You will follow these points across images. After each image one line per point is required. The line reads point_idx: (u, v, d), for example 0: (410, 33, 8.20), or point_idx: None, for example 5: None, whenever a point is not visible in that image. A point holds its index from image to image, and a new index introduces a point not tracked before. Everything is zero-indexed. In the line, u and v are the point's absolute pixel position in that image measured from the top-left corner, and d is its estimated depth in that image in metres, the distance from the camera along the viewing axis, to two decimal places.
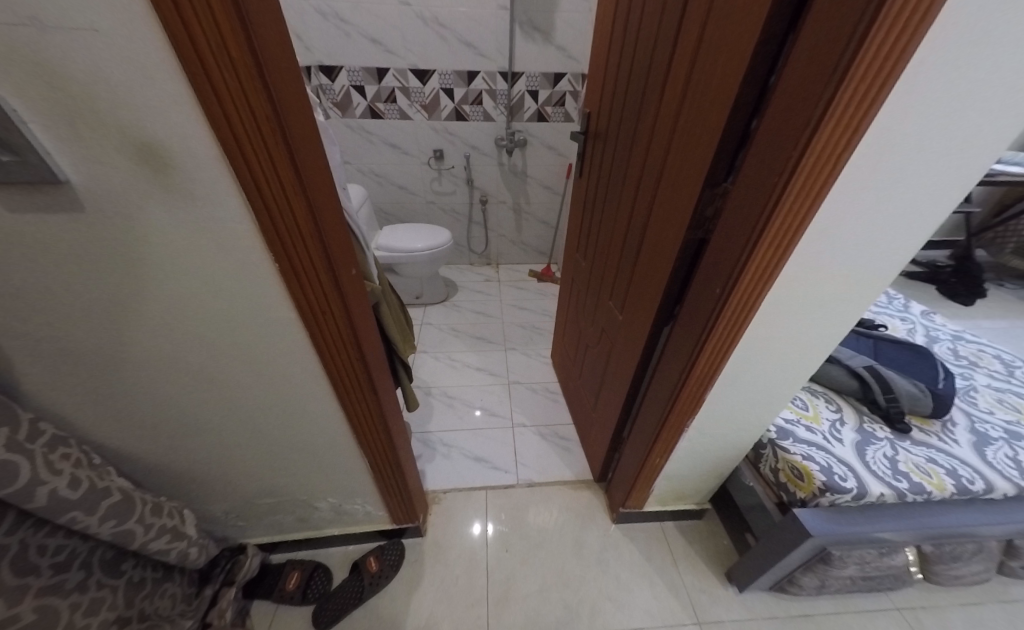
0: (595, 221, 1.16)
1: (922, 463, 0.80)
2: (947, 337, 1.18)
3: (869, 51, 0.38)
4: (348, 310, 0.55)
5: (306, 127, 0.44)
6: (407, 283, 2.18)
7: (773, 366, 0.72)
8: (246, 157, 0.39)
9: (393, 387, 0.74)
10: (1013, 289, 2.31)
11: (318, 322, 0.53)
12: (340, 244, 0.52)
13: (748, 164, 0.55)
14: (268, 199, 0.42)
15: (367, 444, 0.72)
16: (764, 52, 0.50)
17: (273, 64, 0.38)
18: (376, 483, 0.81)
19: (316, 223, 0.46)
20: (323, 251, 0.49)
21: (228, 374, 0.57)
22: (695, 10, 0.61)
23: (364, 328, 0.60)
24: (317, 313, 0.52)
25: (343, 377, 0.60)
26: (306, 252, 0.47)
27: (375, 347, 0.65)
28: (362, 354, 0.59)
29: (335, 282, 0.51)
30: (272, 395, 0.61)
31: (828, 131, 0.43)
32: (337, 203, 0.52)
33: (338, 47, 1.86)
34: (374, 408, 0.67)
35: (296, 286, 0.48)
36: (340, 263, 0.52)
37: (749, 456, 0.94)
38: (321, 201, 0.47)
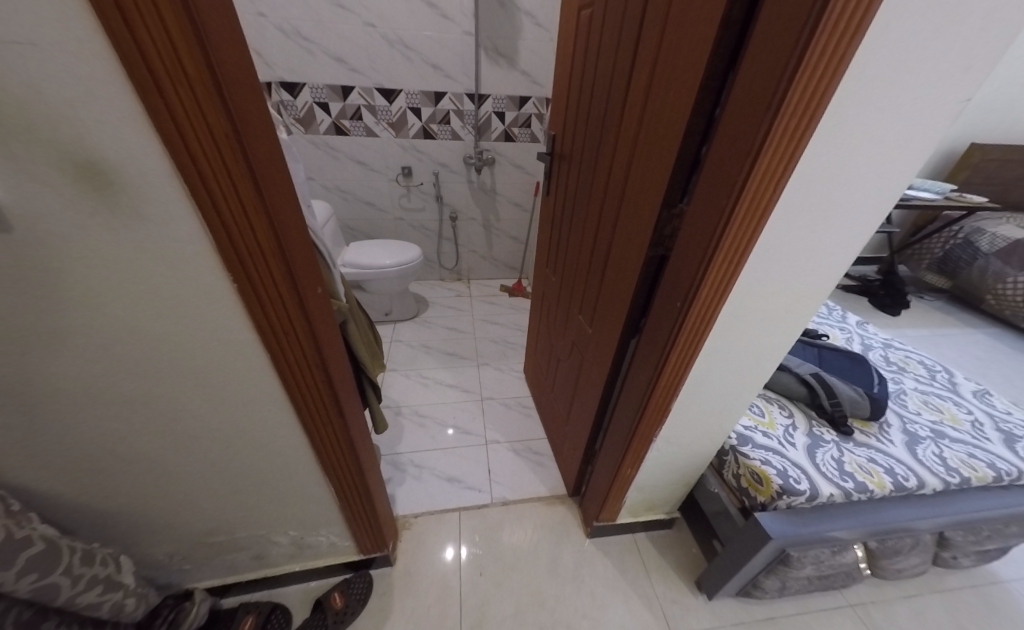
0: (563, 237, 1.19)
1: (864, 463, 0.86)
2: (879, 345, 1.30)
3: (797, 92, 0.43)
4: (313, 330, 0.52)
5: (272, 143, 0.44)
6: (375, 300, 2.13)
7: (732, 375, 0.76)
8: (204, 173, 0.37)
9: (361, 408, 0.71)
10: (932, 301, 2.59)
11: (282, 343, 0.51)
12: (306, 263, 0.50)
13: (699, 189, 0.60)
14: (226, 216, 0.40)
15: (332, 469, 0.68)
16: (708, 89, 0.55)
17: (238, 82, 0.38)
18: (343, 513, 0.77)
19: (281, 241, 0.45)
20: (287, 271, 0.47)
21: (180, 403, 0.53)
22: (647, 47, 0.67)
23: (331, 348, 0.58)
24: (279, 333, 0.50)
25: (308, 401, 0.57)
26: (269, 271, 0.45)
27: (342, 367, 0.62)
28: (328, 374, 0.57)
29: (300, 302, 0.50)
30: (226, 424, 0.57)
31: (767, 160, 0.48)
32: (302, 221, 0.51)
33: (301, 65, 1.84)
34: (340, 433, 0.64)
35: (256, 306, 0.46)
36: (306, 282, 0.50)
37: (713, 463, 0.98)
38: (286, 218, 0.46)
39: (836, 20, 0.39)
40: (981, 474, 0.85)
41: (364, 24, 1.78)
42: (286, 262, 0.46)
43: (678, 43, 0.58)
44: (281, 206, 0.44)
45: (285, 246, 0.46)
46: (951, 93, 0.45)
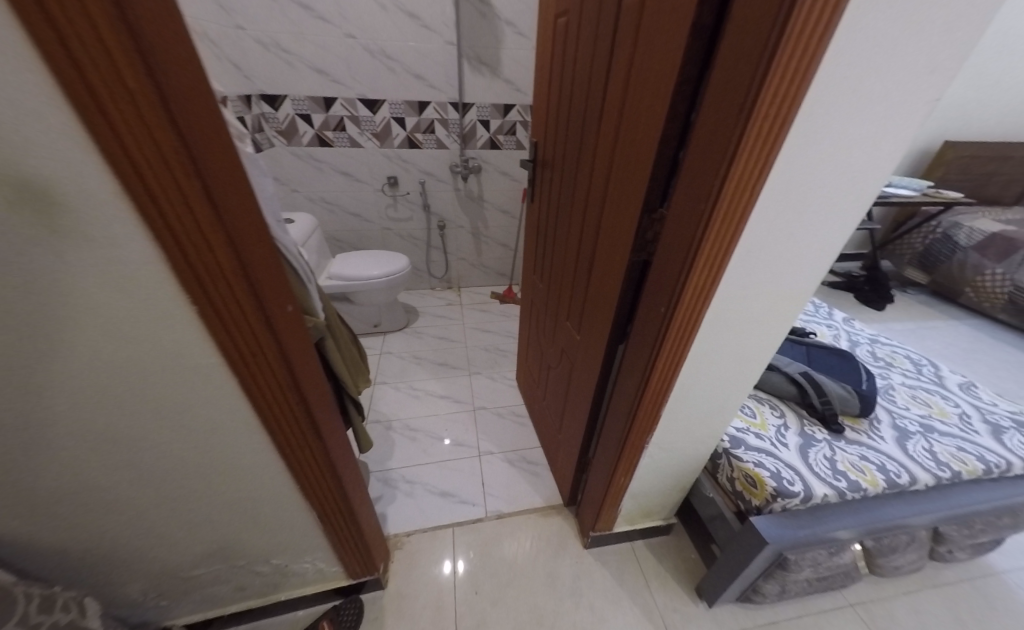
0: (548, 243, 1.18)
1: (856, 461, 0.86)
2: (866, 340, 1.31)
3: (767, 95, 0.43)
4: (284, 352, 0.50)
5: (233, 158, 0.42)
6: (363, 312, 2.10)
7: (720, 378, 0.76)
8: (153, 192, 0.35)
9: (342, 429, 0.69)
10: (915, 294, 2.64)
11: (250, 366, 0.49)
12: (275, 282, 0.48)
13: (678, 192, 0.59)
14: (181, 236, 0.38)
15: (313, 493, 0.65)
16: (682, 92, 0.54)
17: (191, 95, 0.36)
18: (327, 537, 0.74)
19: (244, 260, 0.43)
20: (252, 292, 0.45)
21: (146, 433, 0.50)
22: (621, 53, 0.67)
23: (305, 368, 0.56)
24: (246, 355, 0.48)
25: (282, 424, 0.55)
26: (231, 292, 0.43)
27: (320, 387, 0.60)
28: (303, 396, 0.55)
29: (267, 323, 0.47)
30: (197, 452, 0.54)
31: (742, 163, 0.47)
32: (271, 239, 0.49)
33: (282, 77, 1.82)
34: (319, 455, 0.62)
35: (221, 329, 0.44)
36: (274, 301, 0.48)
37: (707, 467, 0.97)
38: (252, 236, 0.44)
39: (804, 22, 0.38)
40: (971, 467, 0.85)
41: (345, 35, 1.78)
42: (250, 282, 0.44)
43: (651, 48, 0.58)
44: (244, 224, 0.42)
45: (249, 266, 0.44)
46: (922, 92, 0.45)
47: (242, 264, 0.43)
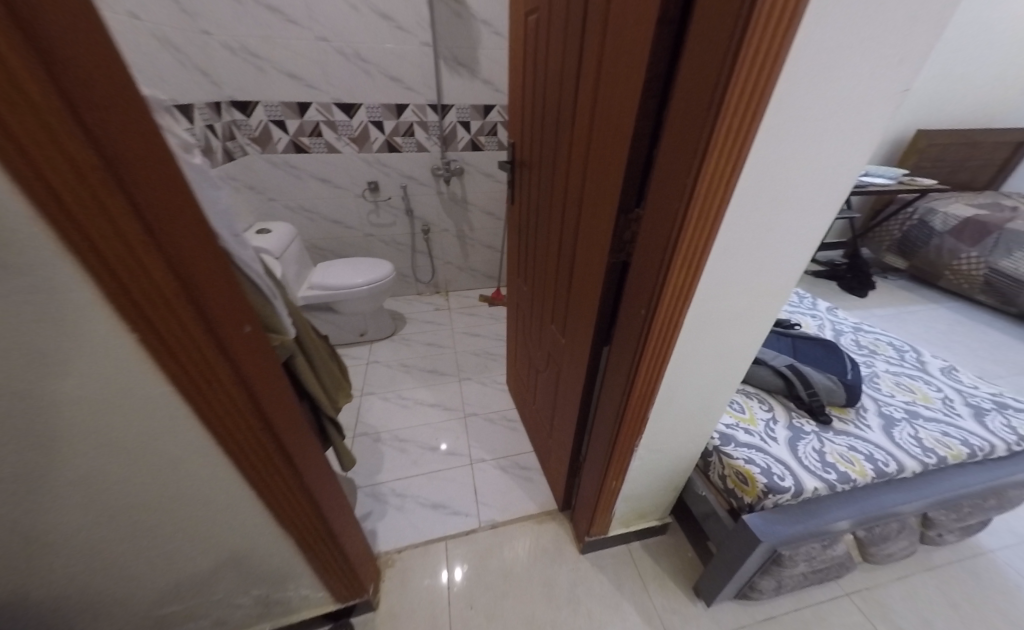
0: (530, 245, 1.16)
1: (845, 452, 0.86)
2: (850, 329, 1.32)
3: (735, 91, 0.42)
4: (243, 377, 0.48)
5: (173, 174, 0.39)
6: (348, 321, 2.05)
7: (704, 377, 0.75)
8: (72, 212, 0.32)
9: (315, 446, 0.67)
10: (896, 279, 2.69)
11: (207, 393, 0.46)
12: (230, 303, 0.46)
13: (653, 191, 0.58)
14: (111, 260, 0.35)
15: (288, 517, 0.63)
16: (651, 89, 0.53)
17: (110, 104, 0.32)
18: (306, 562, 0.72)
19: (190, 283, 0.40)
20: (201, 316, 0.42)
21: (102, 471, 0.47)
22: (591, 50, 0.65)
23: (270, 391, 0.53)
24: (199, 382, 0.45)
25: (246, 450, 0.53)
26: (177, 317, 0.40)
27: (289, 408, 0.58)
28: (268, 421, 0.53)
29: (221, 348, 0.45)
30: (157, 486, 0.51)
31: (715, 161, 0.46)
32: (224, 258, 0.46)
33: (252, 83, 1.77)
34: (289, 478, 0.60)
35: (168, 357, 0.42)
36: (230, 324, 0.46)
37: (698, 465, 0.96)
38: (201, 256, 0.41)
39: (769, 13, 0.37)
40: (956, 452, 0.86)
41: (316, 38, 1.73)
42: (198, 305, 0.41)
43: (619, 45, 0.57)
44: (186, 244, 0.40)
45: (196, 288, 0.41)
46: (889, 83, 0.44)
47: (186, 287, 0.40)
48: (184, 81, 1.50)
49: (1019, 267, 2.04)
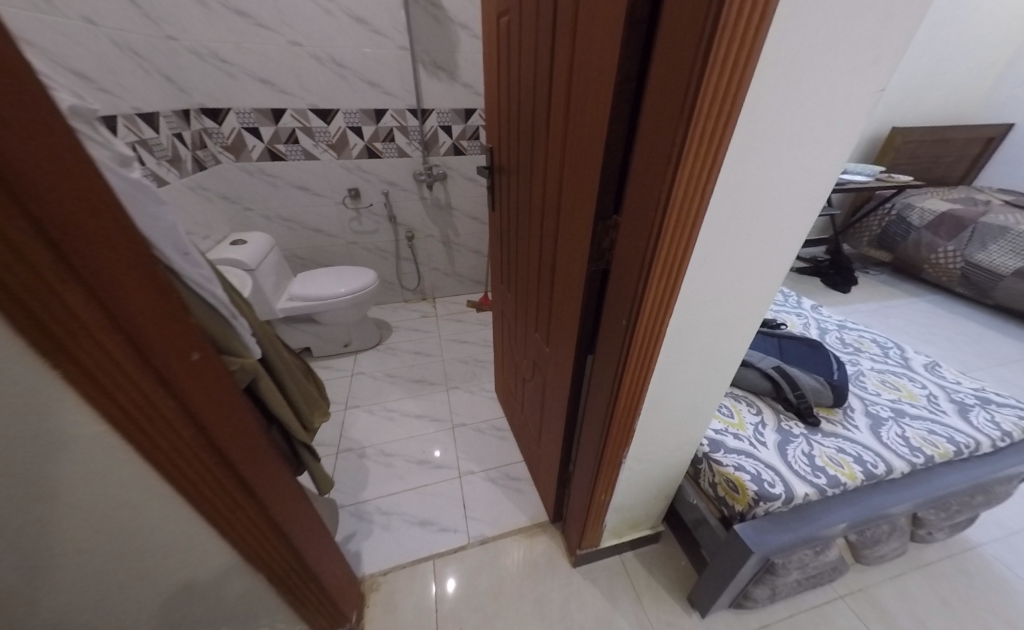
0: (512, 252, 1.14)
1: (834, 454, 0.85)
2: (835, 327, 1.33)
3: (708, 94, 0.40)
4: (182, 399, 0.48)
5: (108, 212, 0.40)
6: (331, 332, 1.99)
7: (691, 385, 0.73)
8: None
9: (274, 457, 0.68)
10: (877, 273, 2.73)
11: (147, 425, 0.46)
12: (172, 334, 0.46)
13: (630, 199, 0.56)
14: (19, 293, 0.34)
15: (246, 541, 0.62)
16: (624, 93, 0.51)
17: (32, 150, 0.33)
18: (270, 591, 0.71)
19: (121, 317, 0.41)
20: (127, 343, 0.42)
21: (62, 534, 0.48)
22: (562, 53, 0.63)
23: (220, 416, 0.54)
24: (136, 415, 0.45)
25: (190, 475, 0.52)
26: (107, 352, 0.40)
27: (239, 426, 0.58)
28: (209, 440, 0.53)
29: (160, 378, 0.45)
30: (105, 528, 0.50)
31: (687, 169, 0.45)
32: (161, 283, 0.45)
33: (224, 89, 1.71)
34: (246, 503, 0.60)
35: (91, 387, 0.41)
36: (173, 353, 0.46)
37: (689, 472, 0.94)
38: (137, 292, 0.42)
39: (737, 16, 0.35)
40: (943, 450, 0.85)
41: (289, 43, 1.69)
42: (132, 340, 0.42)
43: (590, 48, 0.55)
44: (108, 271, 0.39)
45: (129, 323, 0.41)
46: (865, 83, 0.42)
47: (118, 323, 0.40)
48: (149, 88, 1.44)
49: (994, 259, 2.09)
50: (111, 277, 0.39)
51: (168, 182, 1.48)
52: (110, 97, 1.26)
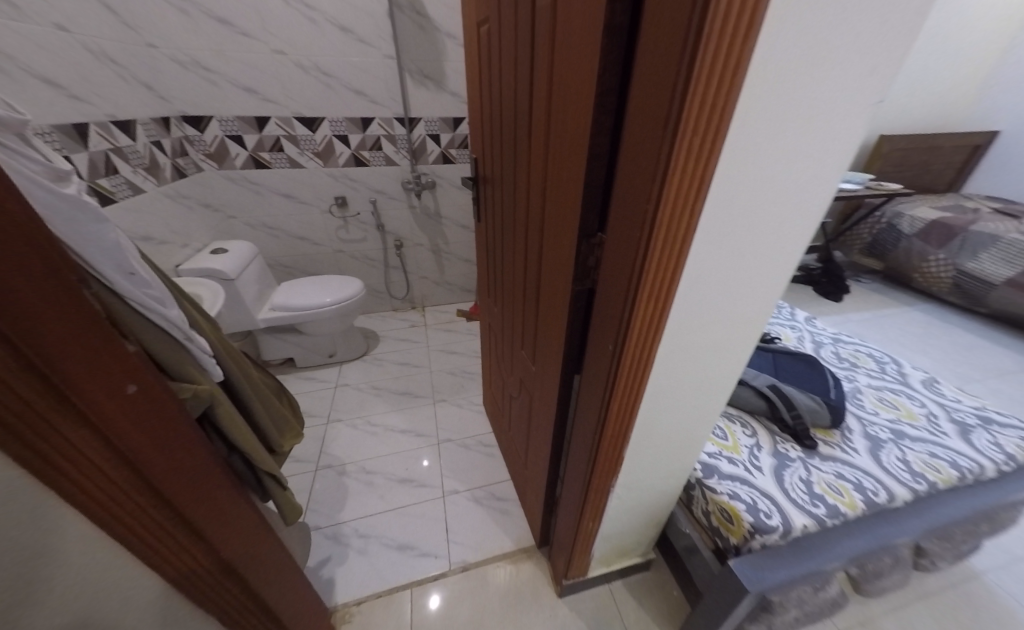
0: (498, 265, 1.09)
1: (833, 481, 0.81)
2: (830, 340, 1.29)
3: (694, 106, 0.36)
4: (111, 440, 0.43)
5: (25, 240, 0.36)
6: (315, 343, 1.93)
7: (685, 410, 0.69)
8: None
9: (236, 494, 0.63)
10: (869, 282, 2.73)
11: (76, 472, 0.42)
12: (103, 369, 0.42)
13: (614, 217, 0.52)
14: None
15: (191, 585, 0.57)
16: (605, 105, 0.47)
17: None
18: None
19: (34, 355, 0.37)
20: (42, 381, 0.37)
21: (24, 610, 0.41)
22: (541, 62, 0.59)
23: (164, 454, 0.50)
24: (60, 462, 0.41)
25: (127, 520, 0.47)
26: (21, 398, 0.37)
27: (189, 462, 0.53)
28: (147, 480, 0.48)
29: (86, 420, 0.41)
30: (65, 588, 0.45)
31: (674, 187, 0.41)
32: (90, 313, 0.41)
33: (205, 97, 1.67)
34: (193, 547, 0.55)
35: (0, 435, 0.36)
36: (102, 389, 0.42)
37: (681, 499, 0.90)
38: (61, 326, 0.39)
39: (722, 23, 0.32)
40: (945, 476, 0.81)
41: (273, 51, 1.65)
42: (49, 379, 0.38)
43: (569, 57, 0.51)
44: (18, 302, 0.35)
45: (45, 360, 0.37)
46: (864, 93, 0.39)
47: (31, 361, 0.37)
48: (126, 96, 1.38)
49: (985, 269, 2.08)
50: (22, 311, 0.36)
51: (145, 191, 1.42)
52: (84, 105, 1.20)
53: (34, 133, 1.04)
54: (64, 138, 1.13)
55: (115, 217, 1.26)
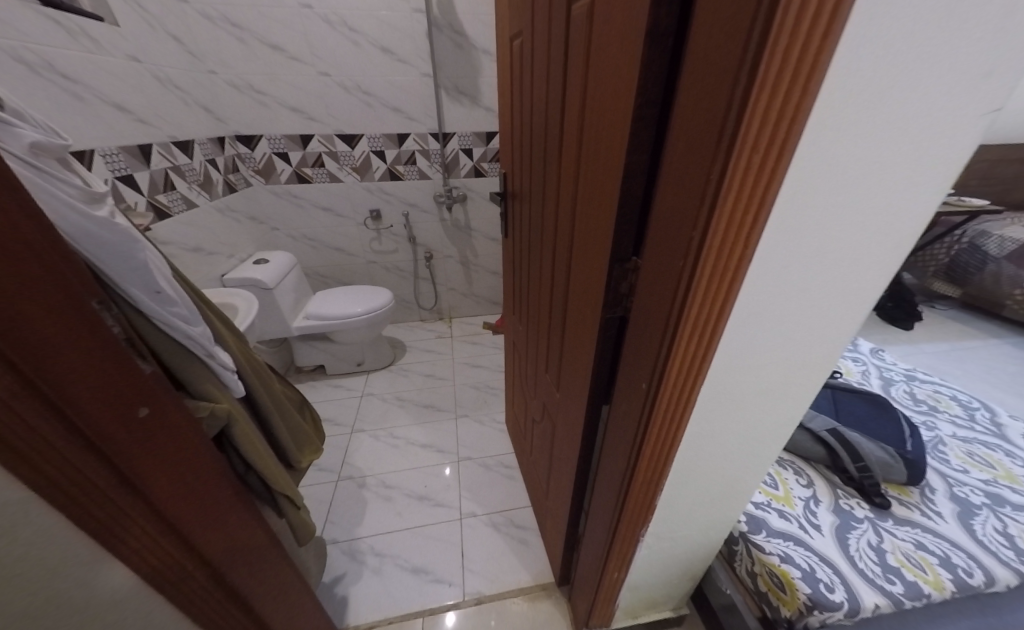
0: (524, 282, 1.05)
1: (911, 552, 0.69)
2: (901, 377, 1.13)
3: (755, 117, 0.30)
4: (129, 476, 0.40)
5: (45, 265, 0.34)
6: (344, 351, 1.97)
7: (731, 458, 0.60)
8: None
9: (252, 520, 0.60)
10: (945, 309, 2.43)
11: (88, 505, 0.38)
12: (123, 400, 0.40)
13: (651, 241, 0.46)
14: None
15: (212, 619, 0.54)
16: (645, 116, 0.42)
17: None
18: None
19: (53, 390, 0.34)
20: (57, 417, 0.34)
21: None
22: (574, 73, 0.55)
23: (179, 484, 0.47)
24: (75, 494, 0.37)
25: (147, 556, 0.44)
26: (32, 429, 0.33)
27: (207, 491, 0.51)
28: (163, 515, 0.45)
29: (96, 452, 0.38)
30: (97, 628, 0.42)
31: (727, 210, 0.35)
32: (109, 341, 0.39)
33: (256, 117, 1.77)
34: (208, 583, 0.52)
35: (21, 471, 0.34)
36: (113, 419, 0.39)
37: (721, 552, 0.80)
38: (73, 350, 0.36)
39: (797, 18, 0.26)
40: None
41: (319, 73, 1.73)
42: (57, 408, 0.34)
43: (606, 67, 0.46)
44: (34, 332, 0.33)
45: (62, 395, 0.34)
46: (978, 100, 0.31)
47: (45, 394, 0.34)
48: (187, 118, 1.49)
49: None
50: (36, 336, 0.33)
51: (198, 205, 1.51)
52: (147, 127, 1.29)
53: (103, 154, 1.13)
54: (129, 158, 1.22)
55: (169, 230, 1.34)
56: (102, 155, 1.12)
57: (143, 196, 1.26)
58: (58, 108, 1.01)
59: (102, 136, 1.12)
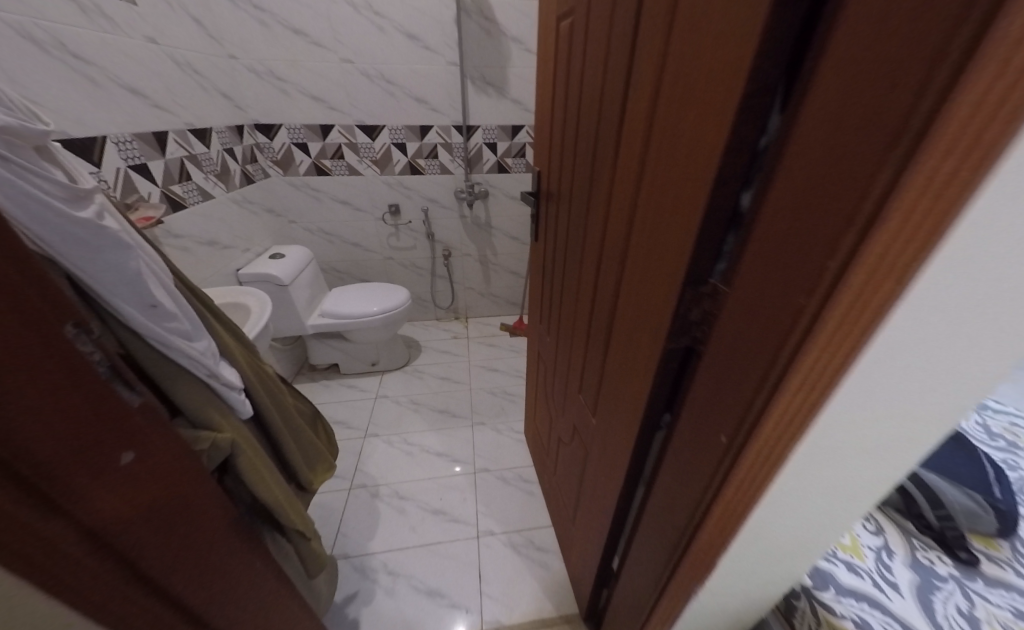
0: (555, 292, 0.96)
1: (1010, 621, 0.60)
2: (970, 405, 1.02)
3: (963, 113, 0.21)
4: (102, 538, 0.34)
5: None
6: (359, 350, 1.92)
7: (811, 518, 0.51)
8: None
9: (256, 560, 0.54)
10: None
11: (62, 579, 0.31)
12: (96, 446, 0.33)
13: (748, 267, 0.37)
14: None
15: None
16: (753, 109, 0.33)
17: None
18: None
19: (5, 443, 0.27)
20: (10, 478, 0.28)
21: None
22: (645, 58, 0.47)
23: (168, 535, 0.40)
24: (49, 566, 0.30)
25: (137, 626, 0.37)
26: None
27: (198, 539, 0.44)
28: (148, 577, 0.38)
29: (63, 514, 0.31)
30: None
31: (890, 241, 0.26)
32: (80, 375, 0.32)
33: (276, 105, 1.72)
34: None
35: None
36: (85, 471, 0.32)
37: (778, 607, 0.69)
38: (49, 381, 0.30)
39: None
40: None
41: (341, 60, 1.66)
42: (10, 466, 0.28)
43: (697, 45, 0.37)
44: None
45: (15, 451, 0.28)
46: None
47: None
48: (206, 106, 1.44)
49: None
50: None
51: (214, 197, 1.47)
52: (163, 113, 1.24)
53: (116, 141, 1.07)
54: (144, 145, 1.17)
55: (185, 223, 1.29)
56: (115, 142, 1.07)
57: (157, 186, 1.21)
58: (70, 90, 0.95)
59: (116, 122, 1.07)
